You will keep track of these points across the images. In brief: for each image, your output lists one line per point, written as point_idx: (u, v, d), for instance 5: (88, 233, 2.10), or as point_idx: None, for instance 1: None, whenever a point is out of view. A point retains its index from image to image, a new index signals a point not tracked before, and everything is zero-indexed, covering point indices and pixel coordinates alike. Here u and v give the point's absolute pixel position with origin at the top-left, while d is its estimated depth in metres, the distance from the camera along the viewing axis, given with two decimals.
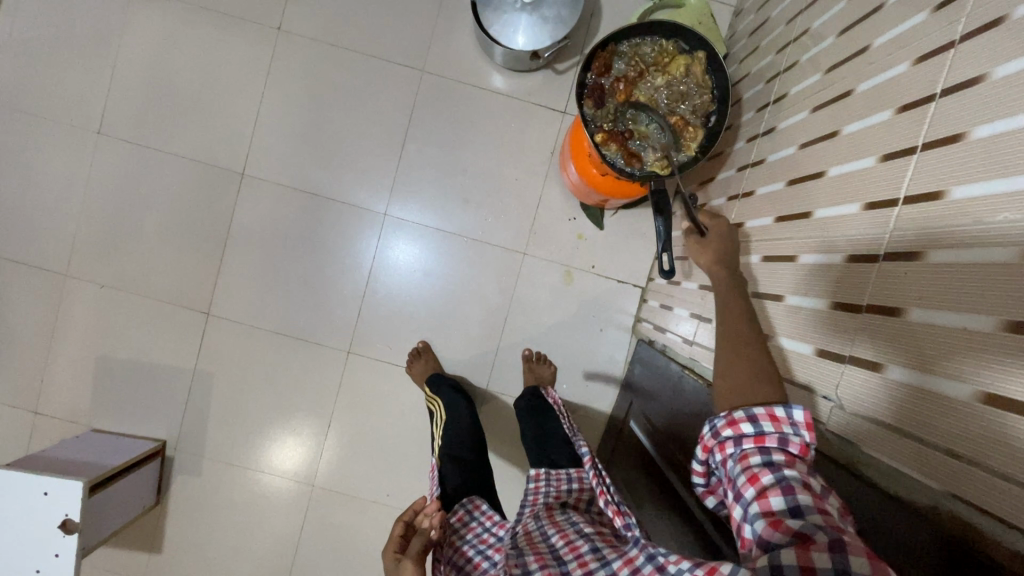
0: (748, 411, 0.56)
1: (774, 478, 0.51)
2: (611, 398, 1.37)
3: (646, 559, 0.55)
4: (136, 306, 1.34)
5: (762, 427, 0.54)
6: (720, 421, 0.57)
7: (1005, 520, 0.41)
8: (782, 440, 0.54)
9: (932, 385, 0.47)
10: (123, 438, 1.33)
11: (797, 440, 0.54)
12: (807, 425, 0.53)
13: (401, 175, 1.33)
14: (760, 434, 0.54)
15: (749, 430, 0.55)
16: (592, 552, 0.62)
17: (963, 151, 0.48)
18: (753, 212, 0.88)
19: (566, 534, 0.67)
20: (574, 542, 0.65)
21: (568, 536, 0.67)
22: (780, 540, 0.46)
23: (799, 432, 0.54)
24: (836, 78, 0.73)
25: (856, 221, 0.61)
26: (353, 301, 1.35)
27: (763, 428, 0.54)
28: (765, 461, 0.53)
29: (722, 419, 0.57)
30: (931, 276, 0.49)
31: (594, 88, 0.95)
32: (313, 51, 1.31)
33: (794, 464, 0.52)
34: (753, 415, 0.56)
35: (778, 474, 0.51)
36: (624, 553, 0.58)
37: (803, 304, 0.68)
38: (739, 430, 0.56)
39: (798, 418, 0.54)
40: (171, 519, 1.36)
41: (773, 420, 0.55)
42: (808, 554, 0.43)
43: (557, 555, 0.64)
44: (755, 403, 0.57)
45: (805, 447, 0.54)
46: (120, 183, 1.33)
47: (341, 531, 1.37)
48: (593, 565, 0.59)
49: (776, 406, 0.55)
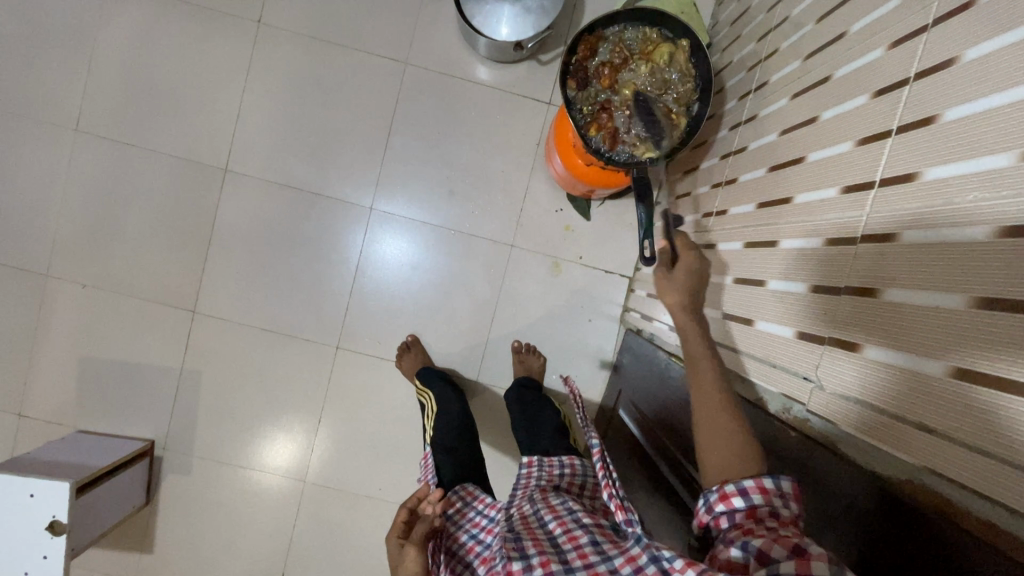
0: (738, 483, 0.56)
1: (770, 534, 0.51)
2: (600, 388, 1.38)
3: (650, 559, 0.55)
4: (120, 305, 1.33)
5: (752, 500, 0.55)
6: (712, 495, 0.57)
7: (973, 488, 0.42)
8: (773, 512, 0.53)
9: (907, 363, 0.48)
10: (110, 438, 1.31)
11: (786, 512, 0.54)
12: (795, 496, 0.54)
13: (386, 169, 1.32)
14: (751, 507, 0.54)
15: (740, 504, 0.55)
16: (592, 545, 0.61)
17: (936, 132, 0.49)
18: (735, 200, 0.89)
19: (563, 522, 0.67)
20: (573, 532, 0.65)
21: (565, 524, 0.67)
22: (779, 552, 0.47)
23: (788, 502, 0.54)
24: (815, 64, 0.74)
25: (834, 205, 0.62)
26: (341, 296, 1.35)
27: (753, 501, 0.55)
28: (759, 524, 0.53)
29: (714, 493, 0.57)
30: (906, 255, 0.50)
31: (577, 70, 0.95)
32: (294, 44, 1.29)
33: (788, 526, 0.52)
34: (743, 488, 0.56)
35: (773, 530, 0.51)
36: (624, 549, 0.59)
37: (784, 287, 0.69)
38: (731, 506, 0.55)
39: (785, 486, 0.55)
40: (162, 519, 1.36)
41: (762, 492, 0.55)
42: (806, 563, 0.45)
43: (555, 543, 0.64)
44: (744, 475, 0.57)
45: (794, 519, 0.53)
46: (99, 180, 1.31)
47: (334, 527, 1.37)
48: (594, 558, 0.59)
49: (764, 476, 0.55)
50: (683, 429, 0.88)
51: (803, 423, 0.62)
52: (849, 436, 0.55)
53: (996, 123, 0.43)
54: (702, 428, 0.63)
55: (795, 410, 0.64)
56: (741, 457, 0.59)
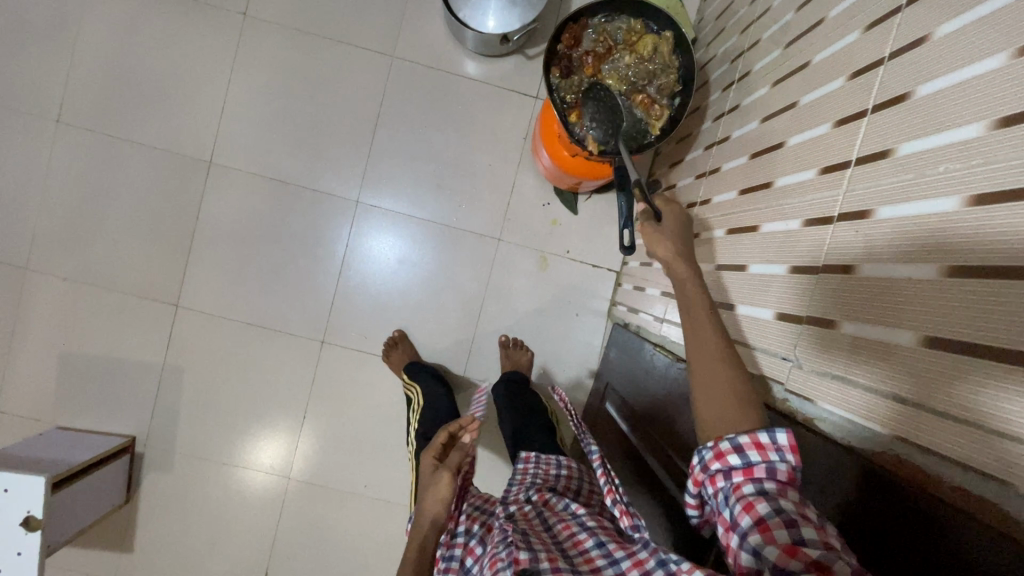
0: (733, 440, 0.55)
1: (773, 511, 0.50)
2: (588, 383, 1.38)
3: (658, 564, 0.55)
4: (101, 299, 1.31)
5: (749, 458, 0.54)
6: (708, 454, 0.56)
7: (946, 455, 0.42)
8: (770, 469, 0.53)
9: (881, 337, 0.48)
10: (90, 434, 1.29)
11: (784, 469, 0.53)
12: (792, 449, 0.52)
13: (372, 163, 1.32)
14: (749, 466, 0.54)
15: (737, 462, 0.54)
16: (598, 548, 0.62)
17: (908, 111, 0.50)
18: (719, 188, 0.89)
19: (569, 525, 0.68)
20: (578, 536, 0.65)
21: (571, 529, 0.67)
22: (795, 567, 0.45)
23: (786, 457, 0.53)
24: (795, 52, 0.75)
25: (812, 187, 0.62)
26: (327, 290, 1.34)
27: (750, 460, 0.54)
28: (757, 490, 0.52)
29: (710, 451, 0.56)
30: (882, 231, 0.50)
31: (563, 57, 0.95)
32: (280, 37, 1.29)
33: (787, 492, 0.51)
34: (738, 445, 0.55)
35: (773, 504, 0.50)
36: (632, 553, 0.59)
37: (765, 271, 0.68)
38: (727, 462, 0.55)
39: (783, 442, 0.53)
40: (142, 517, 1.33)
41: (759, 448, 0.54)
42: None
43: (561, 546, 0.64)
44: (740, 429, 0.56)
45: (792, 472, 0.53)
46: (81, 172, 1.29)
47: (318, 525, 1.36)
48: (601, 562, 0.59)
49: (760, 432, 0.54)
50: (670, 418, 0.88)
51: (782, 404, 0.62)
52: (827, 412, 0.55)
53: (966, 96, 0.43)
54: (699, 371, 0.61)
55: (774, 392, 0.64)
56: (741, 413, 0.57)
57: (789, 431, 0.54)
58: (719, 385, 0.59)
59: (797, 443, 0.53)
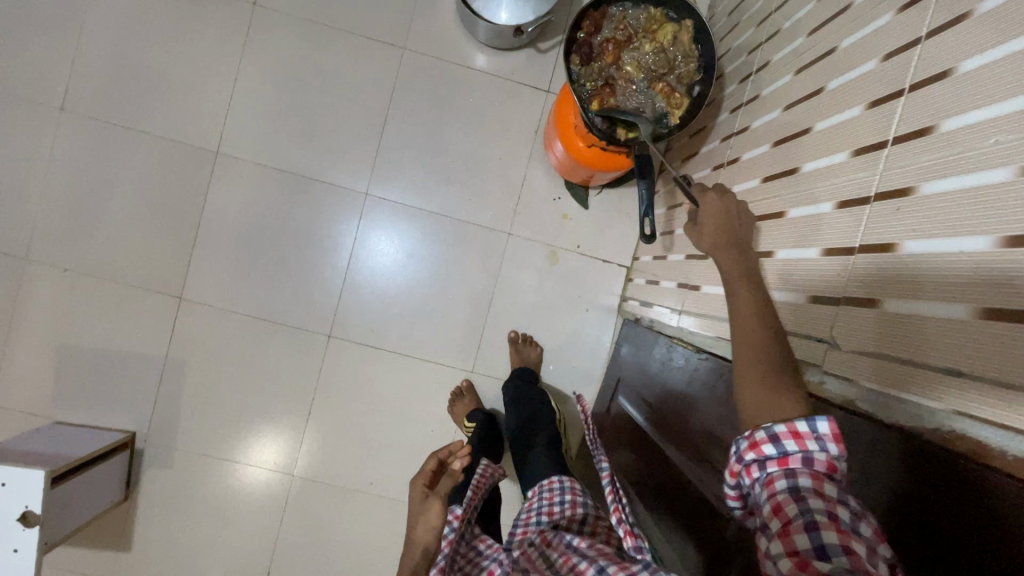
0: (769, 429, 0.52)
1: (800, 509, 0.46)
2: (597, 379, 1.36)
3: None
4: (103, 291, 1.28)
5: (785, 447, 0.51)
6: (743, 444, 0.54)
7: (1009, 427, 0.41)
8: (807, 459, 0.50)
9: (929, 310, 0.47)
10: (89, 429, 1.26)
11: (823, 460, 0.49)
12: (834, 438, 0.50)
13: (381, 155, 1.30)
14: (784, 457, 0.51)
15: (772, 452, 0.51)
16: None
17: (951, 87, 0.49)
18: (739, 178, 0.89)
19: (568, 557, 0.65)
20: (577, 566, 0.63)
21: (570, 559, 0.65)
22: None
23: (826, 447, 0.50)
24: (819, 38, 0.74)
25: (844, 169, 0.61)
26: (334, 284, 1.32)
27: (785, 449, 0.51)
28: (790, 486, 0.49)
29: (745, 441, 0.53)
30: (926, 206, 0.49)
31: (582, 45, 0.95)
32: (290, 27, 1.28)
33: (823, 486, 0.48)
34: (774, 435, 0.52)
35: (802, 503, 0.47)
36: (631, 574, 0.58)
37: (794, 255, 0.68)
38: (761, 452, 0.52)
39: (825, 430, 0.50)
40: (141, 515, 1.30)
41: (797, 438, 0.51)
42: None
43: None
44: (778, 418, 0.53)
45: (832, 463, 0.49)
46: (85, 161, 1.27)
47: (322, 523, 1.33)
48: None
49: (799, 420, 0.51)
50: (688, 408, 0.87)
51: (819, 389, 0.61)
52: (871, 392, 0.54)
53: (1015, 68, 0.43)
54: (744, 351, 0.61)
55: (809, 376, 0.63)
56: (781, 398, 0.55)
57: (830, 421, 0.51)
58: (763, 366, 0.58)
59: (839, 434, 0.50)
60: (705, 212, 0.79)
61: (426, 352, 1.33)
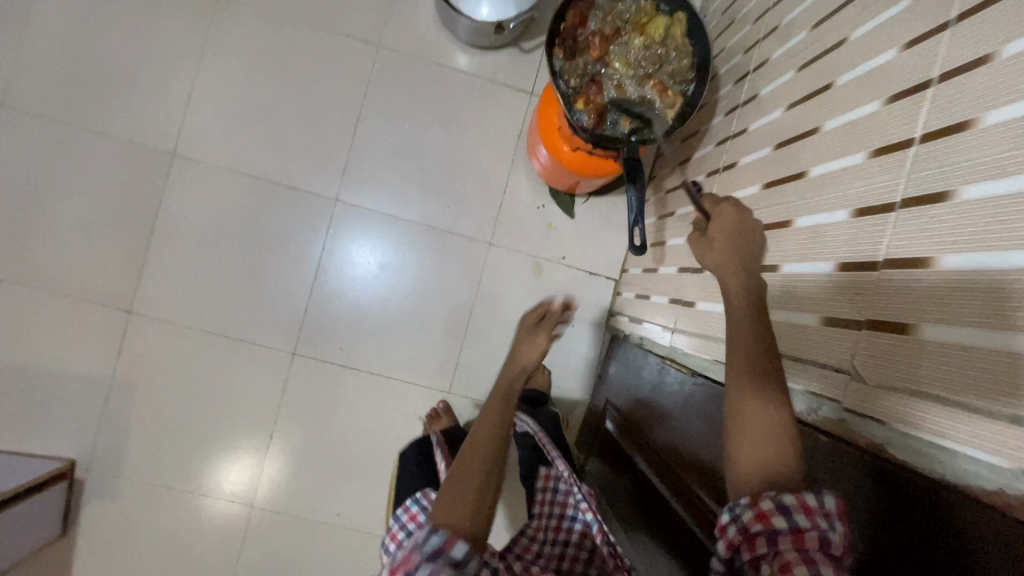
0: (778, 500, 0.46)
1: None
2: (584, 400, 1.27)
3: None
4: (43, 303, 1.17)
5: (797, 522, 0.45)
6: (748, 513, 0.47)
7: None
8: (822, 539, 0.44)
9: (982, 340, 0.39)
10: (23, 457, 1.14)
11: (834, 538, 0.44)
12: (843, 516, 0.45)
13: (353, 158, 1.21)
14: (796, 533, 0.44)
15: (783, 526, 0.45)
16: None
17: (993, 74, 0.41)
18: (737, 184, 0.81)
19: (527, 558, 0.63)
20: None
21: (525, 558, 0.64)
22: None
23: (835, 524, 0.45)
24: (824, 31, 0.67)
25: (860, 172, 0.54)
26: (300, 297, 1.22)
27: (798, 524, 0.45)
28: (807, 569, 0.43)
29: (749, 511, 0.47)
30: (970, 214, 0.41)
31: (566, 37, 0.87)
32: (254, 21, 1.19)
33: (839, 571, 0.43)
34: (784, 506, 0.46)
35: None
36: None
37: (803, 269, 0.59)
38: (770, 525, 0.46)
39: (834, 506, 0.45)
40: (82, 551, 1.18)
41: (808, 512, 0.45)
42: None
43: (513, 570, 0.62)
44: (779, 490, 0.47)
45: (843, 544, 0.44)
46: (26, 161, 1.16)
47: (284, 559, 1.21)
48: None
49: (809, 493, 0.46)
50: (685, 440, 0.78)
51: (838, 425, 0.52)
52: (904, 436, 0.45)
53: None
54: (746, 416, 0.51)
55: (823, 409, 0.54)
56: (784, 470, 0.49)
57: (836, 497, 0.46)
58: (766, 435, 0.50)
59: (844, 510, 0.46)
60: (717, 226, 0.62)
61: (399, 371, 1.23)
